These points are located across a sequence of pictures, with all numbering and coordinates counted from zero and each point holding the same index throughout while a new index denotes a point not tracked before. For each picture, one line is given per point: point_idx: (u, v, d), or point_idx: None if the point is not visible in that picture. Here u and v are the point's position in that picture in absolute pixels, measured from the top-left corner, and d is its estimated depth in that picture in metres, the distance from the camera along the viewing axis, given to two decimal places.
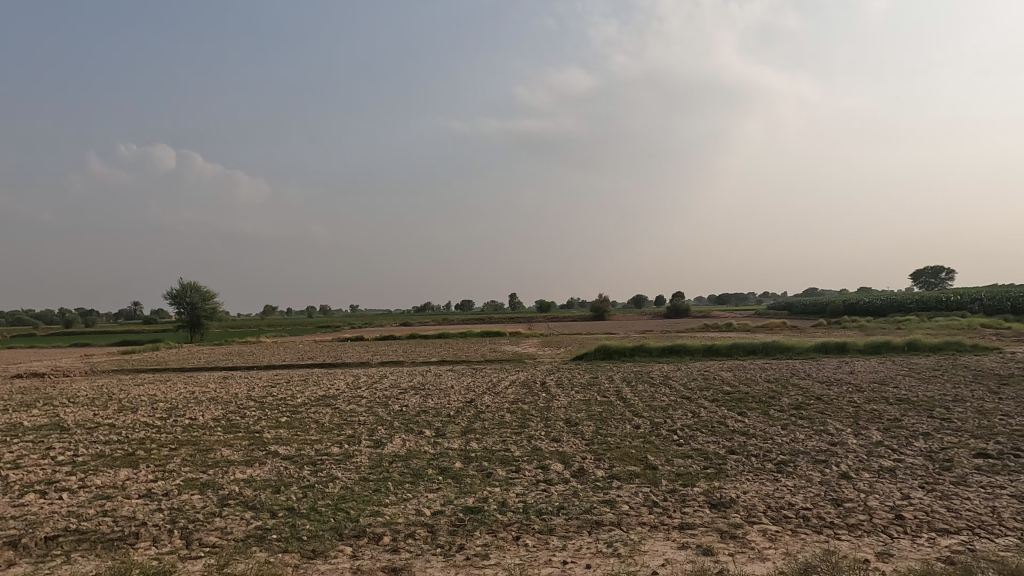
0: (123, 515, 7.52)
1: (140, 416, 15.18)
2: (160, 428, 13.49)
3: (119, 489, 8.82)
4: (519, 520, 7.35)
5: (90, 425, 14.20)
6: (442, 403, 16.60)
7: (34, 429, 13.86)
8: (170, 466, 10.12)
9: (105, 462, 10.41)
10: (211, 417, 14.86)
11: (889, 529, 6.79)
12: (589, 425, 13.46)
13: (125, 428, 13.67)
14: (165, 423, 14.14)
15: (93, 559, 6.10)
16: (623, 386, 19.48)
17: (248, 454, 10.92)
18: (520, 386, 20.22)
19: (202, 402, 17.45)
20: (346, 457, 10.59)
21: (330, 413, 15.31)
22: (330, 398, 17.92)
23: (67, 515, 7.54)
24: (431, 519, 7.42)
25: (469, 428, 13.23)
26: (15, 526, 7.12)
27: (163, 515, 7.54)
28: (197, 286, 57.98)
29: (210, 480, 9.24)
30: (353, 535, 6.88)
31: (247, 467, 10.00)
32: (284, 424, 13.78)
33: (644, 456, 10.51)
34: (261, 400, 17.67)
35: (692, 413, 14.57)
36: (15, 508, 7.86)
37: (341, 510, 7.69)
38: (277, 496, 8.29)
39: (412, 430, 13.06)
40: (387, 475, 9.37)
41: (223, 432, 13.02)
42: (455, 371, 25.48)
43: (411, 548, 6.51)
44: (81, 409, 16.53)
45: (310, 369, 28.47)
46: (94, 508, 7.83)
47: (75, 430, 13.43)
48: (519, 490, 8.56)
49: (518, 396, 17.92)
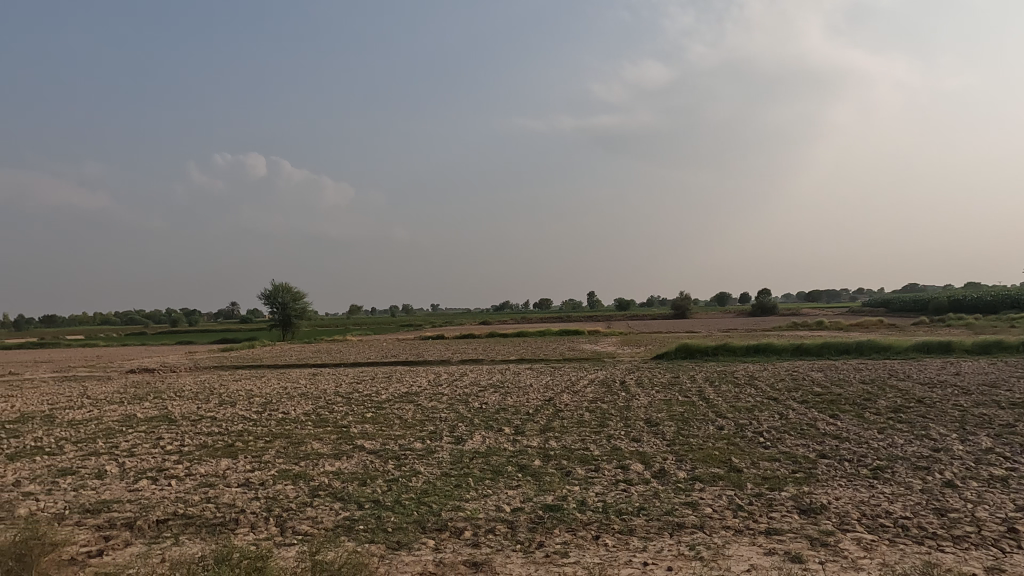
0: (224, 502, 8.04)
1: (239, 409, 16.16)
2: (256, 421, 14.32)
3: (220, 477, 9.43)
4: (599, 520, 7.32)
5: (195, 417, 15.26)
6: (521, 401, 16.73)
7: (146, 420, 15.04)
8: (266, 457, 10.73)
9: (208, 452, 11.17)
10: (302, 411, 15.62)
11: (1000, 543, 6.29)
12: (670, 425, 13.21)
13: (225, 420, 14.59)
14: (260, 417, 14.95)
15: (199, 542, 6.56)
16: (706, 386, 18.99)
17: (337, 448, 11.40)
18: (599, 385, 20.02)
19: (294, 397, 18.35)
20: (428, 452, 10.85)
21: (413, 409, 15.76)
22: (413, 394, 18.43)
23: (176, 500, 8.13)
24: (511, 515, 7.50)
25: (548, 426, 13.26)
26: (131, 508, 7.76)
27: (261, 503, 7.99)
28: (288, 286, 60.89)
29: (303, 471, 9.74)
30: (436, 529, 7.05)
31: (336, 459, 10.46)
32: (369, 419, 14.30)
33: (729, 458, 10.20)
34: (348, 396, 18.39)
35: (779, 414, 14.03)
36: (131, 492, 8.56)
37: (424, 504, 7.90)
38: (364, 488, 8.62)
39: (491, 427, 13.26)
40: (468, 471, 9.55)
41: (313, 425, 13.66)
42: (534, 369, 25.63)
43: (492, 543, 6.61)
44: (186, 402, 17.74)
45: (395, 366, 29.41)
46: (199, 495, 8.41)
47: (181, 422, 14.47)
48: (599, 490, 8.52)
49: (597, 395, 17.82)
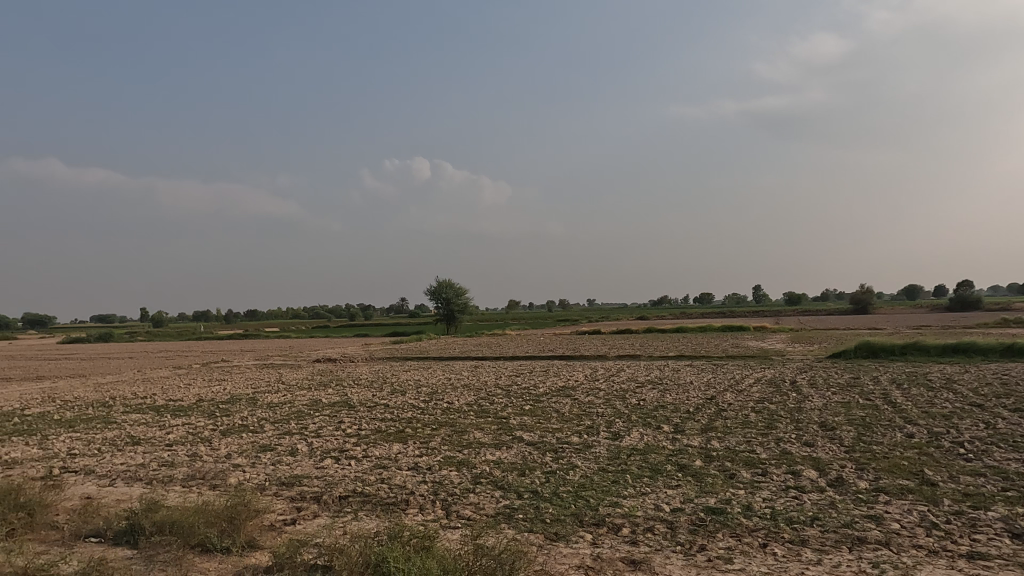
0: (396, 484, 8.65)
1: (408, 398, 17.33)
2: (424, 410, 15.27)
3: (393, 460, 10.17)
4: (767, 527, 6.89)
5: (371, 403, 16.59)
6: (681, 399, 16.23)
7: (330, 404, 16.63)
8: (433, 443, 11.39)
9: (382, 436, 12.09)
10: (465, 402, 16.38)
11: None
12: (848, 430, 12.09)
13: (397, 408, 15.71)
14: (427, 406, 15.91)
15: (375, 519, 7.12)
16: (893, 389, 17.14)
17: (497, 438, 11.81)
18: (766, 384, 18.86)
19: (458, 388, 19.30)
20: (585, 447, 10.88)
21: (570, 403, 15.89)
22: (570, 389, 18.59)
23: (355, 479, 8.90)
24: (671, 515, 7.30)
25: (710, 426, 12.73)
26: (318, 484, 8.62)
27: (428, 487, 8.50)
28: (452, 282, 64.11)
29: (466, 459, 10.20)
30: (593, 523, 7.05)
31: (496, 449, 10.83)
32: (528, 412, 14.65)
33: (920, 470, 9.13)
34: (507, 388, 18.99)
35: (984, 423, 12.29)
36: (318, 469, 9.51)
37: (581, 498, 7.93)
38: (523, 479, 8.85)
39: (649, 424, 13.00)
40: (625, 468, 9.44)
41: (475, 416, 14.29)
42: (694, 366, 24.72)
43: (650, 543, 6.48)
44: (363, 390, 19.37)
45: (552, 360, 29.87)
46: (374, 475, 9.13)
47: (360, 408, 15.81)
48: (767, 495, 8.02)
49: (764, 394, 16.79)
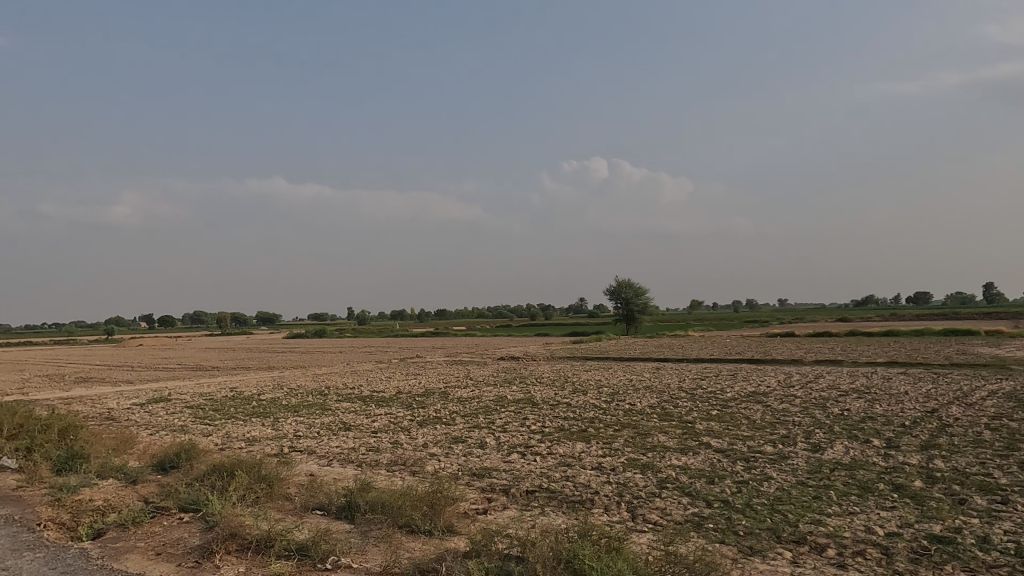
0: (581, 482, 8.72)
1: (590, 398, 17.41)
2: (606, 410, 15.23)
3: (576, 459, 10.27)
4: (1012, 564, 5.90)
5: (554, 402, 16.93)
6: (893, 411, 14.50)
7: (515, 401, 17.23)
8: (616, 445, 11.32)
9: (565, 435, 12.26)
10: (648, 404, 16.08)
11: None
12: None
13: (579, 407, 15.85)
14: (609, 406, 15.86)
15: (561, 515, 7.23)
16: None
17: (682, 443, 11.43)
18: (1004, 398, 16.19)
19: (639, 390, 19.01)
20: (780, 458, 10.14)
21: (761, 410, 14.92)
22: (761, 395, 17.45)
23: (540, 475, 9.13)
24: (886, 540, 6.54)
25: (932, 442, 11.21)
26: (507, 477, 8.96)
27: (613, 488, 8.46)
28: (631, 282, 63.39)
29: (650, 462, 10.00)
30: (793, 540, 6.55)
31: (682, 454, 10.48)
32: (715, 417, 14.00)
33: None
34: (692, 392, 18.32)
35: None
36: (506, 463, 9.89)
37: (778, 512, 7.40)
38: (712, 487, 8.46)
39: (855, 437, 11.78)
40: (828, 483, 8.63)
41: (658, 418, 13.96)
42: (909, 375, 21.97)
43: (862, 568, 5.86)
44: (546, 388, 19.82)
45: (740, 363, 28.28)
46: (559, 472, 9.29)
47: (543, 405, 16.20)
48: (1010, 527, 6.87)
49: (1002, 410, 14.42)
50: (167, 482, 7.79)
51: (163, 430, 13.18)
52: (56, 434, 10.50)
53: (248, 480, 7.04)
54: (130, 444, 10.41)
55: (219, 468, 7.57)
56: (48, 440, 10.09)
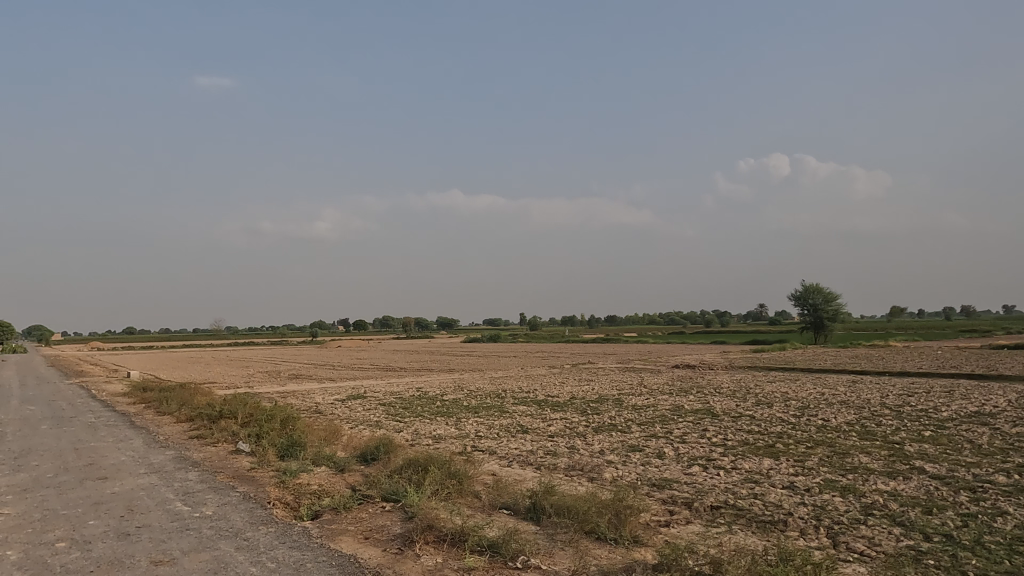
0: (771, 502, 8.14)
1: (776, 411, 16.24)
2: (795, 425, 14.12)
3: (764, 476, 9.62)
4: None
5: (735, 413, 16.03)
6: None
7: (693, 411, 16.58)
8: (809, 463, 10.43)
9: (750, 450, 11.54)
10: (844, 420, 14.64)
11: None
12: None
13: (764, 420, 14.86)
14: (798, 421, 14.69)
15: (751, 534, 6.81)
16: None
17: (890, 466, 10.24)
18: None
19: (833, 404, 17.38)
20: (1017, 490, 8.69)
21: (989, 433, 12.92)
22: (987, 415, 15.12)
23: (725, 491, 8.67)
24: None
25: None
26: (688, 490, 8.62)
27: (809, 510, 7.79)
28: (820, 287, 58.46)
29: (851, 485, 9.08)
30: None
31: (890, 479, 9.38)
32: (929, 439, 12.37)
33: None
34: (897, 409, 16.38)
35: None
36: (686, 475, 9.54)
37: (1019, 554, 6.34)
38: (931, 518, 7.47)
39: None
40: None
41: (858, 437, 12.66)
42: None
43: None
44: (725, 399, 18.84)
45: (958, 379, 24.80)
46: (746, 489, 8.76)
47: (723, 417, 15.42)
48: None
49: None
50: (369, 473, 8.54)
51: (362, 424, 14.48)
52: (278, 424, 11.96)
53: (440, 476, 7.49)
54: (336, 436, 11.57)
55: (414, 463, 8.15)
56: (271, 429, 11.54)
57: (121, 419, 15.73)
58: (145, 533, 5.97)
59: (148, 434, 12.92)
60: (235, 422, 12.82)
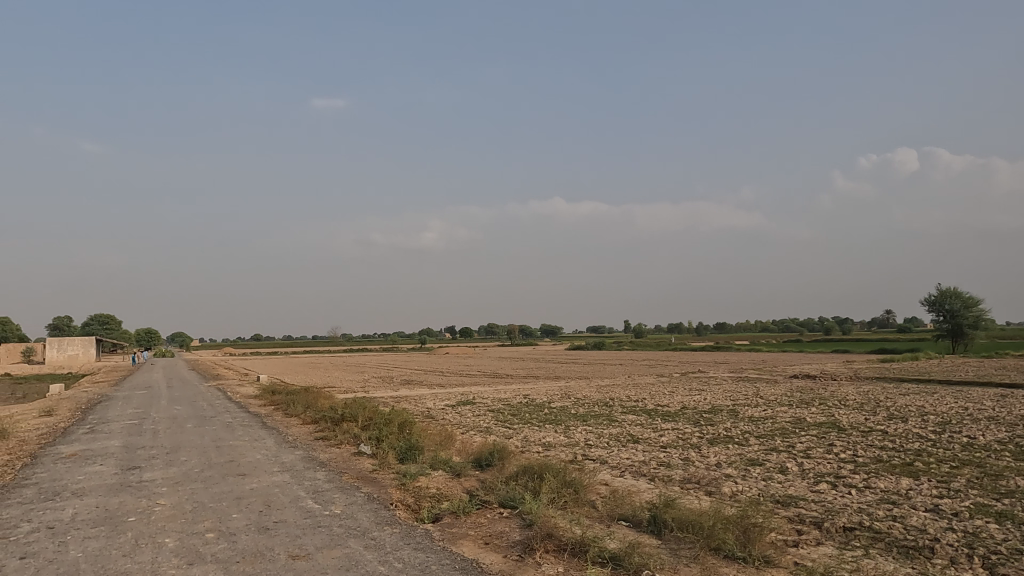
0: (914, 525, 7.47)
1: (913, 426, 14.94)
2: (936, 442, 12.93)
3: (903, 497, 8.86)
4: None
5: (865, 428, 14.91)
6: None
7: (817, 424, 15.60)
8: (955, 485, 9.50)
9: (885, 468, 10.68)
10: (995, 439, 13.23)
11: None
12: None
13: (899, 436, 13.71)
14: (939, 438, 13.43)
15: (892, 561, 6.27)
16: None
17: None
18: None
19: (980, 421, 15.75)
20: None
21: None
22: None
23: (859, 511, 8.06)
24: None
25: None
26: (817, 509, 8.09)
27: (959, 537, 7.07)
28: (959, 291, 53.44)
29: (1008, 511, 8.16)
30: None
31: None
32: None
33: None
34: None
35: None
36: (813, 493, 8.96)
37: None
38: None
39: None
40: None
41: (1012, 458, 11.38)
42: None
43: None
44: (853, 412, 17.58)
45: None
46: (883, 511, 8.09)
47: (852, 432, 14.38)
48: None
49: None
50: (485, 479, 8.67)
51: (473, 430, 14.75)
52: (395, 427, 12.43)
53: (556, 485, 7.49)
54: (451, 441, 11.87)
55: (529, 470, 8.20)
56: (390, 433, 12.00)
57: (254, 420, 16.93)
58: (282, 528, 6.37)
59: (279, 434, 13.84)
60: (356, 425, 13.45)
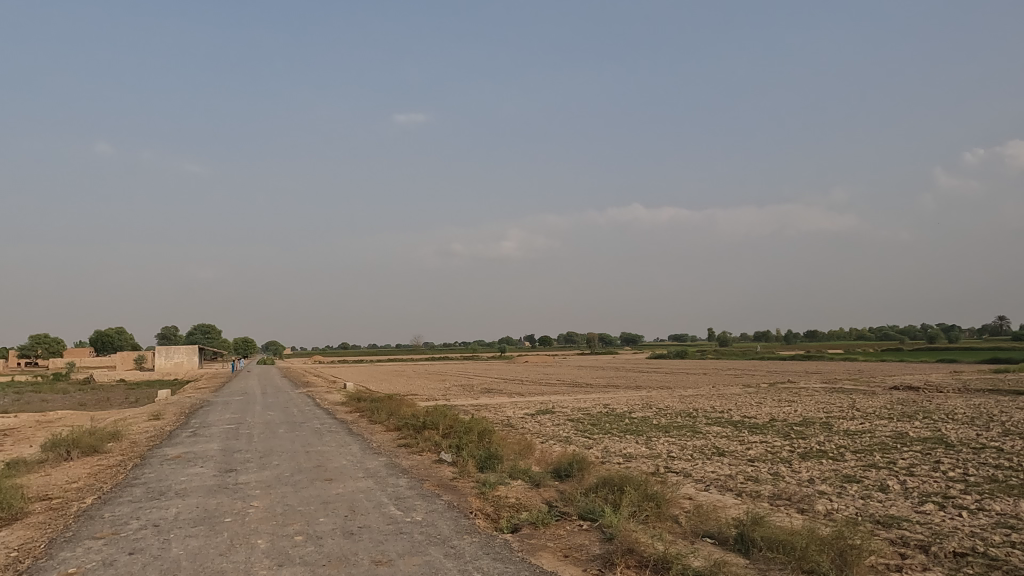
0: None
1: None
2: None
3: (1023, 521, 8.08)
4: None
5: (975, 444, 13.75)
6: None
7: (920, 440, 14.53)
8: None
9: (1000, 488, 9.80)
10: None
11: None
12: None
13: (1016, 454, 12.55)
14: None
15: None
16: None
17: None
18: None
19: None
20: None
21: None
22: None
23: (971, 535, 7.42)
24: None
25: None
26: (922, 532, 7.51)
27: None
28: None
29: None
30: None
31: None
32: None
33: None
34: None
35: None
36: (918, 514, 8.34)
37: None
38: None
39: None
40: None
41: None
42: None
43: None
44: (962, 427, 16.26)
45: None
46: (999, 535, 7.42)
47: (960, 448, 13.29)
48: None
49: None
50: (564, 489, 8.59)
51: (553, 440, 14.68)
52: (475, 435, 12.54)
53: (638, 498, 7.33)
54: (530, 450, 11.86)
55: (609, 482, 8.06)
56: (470, 441, 12.11)
57: (341, 426, 17.53)
58: (366, 533, 6.52)
59: (363, 440, 14.26)
60: (437, 433, 13.67)
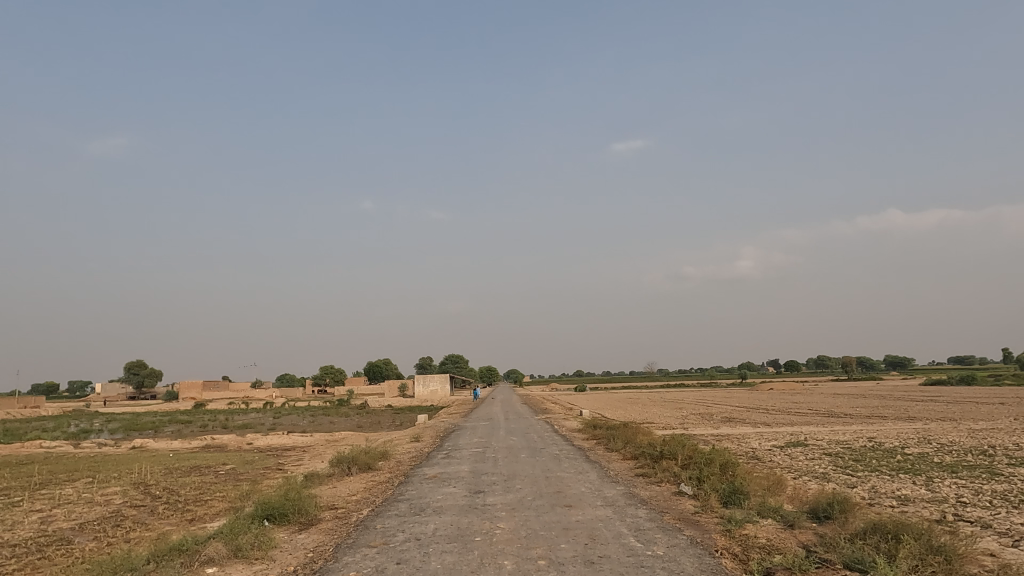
0: None
1: None
2: None
3: None
4: None
5: None
6: None
7: None
8: None
9: None
10: None
11: None
12: None
13: None
14: None
15: None
16: None
17: None
18: None
19: None
20: None
21: None
22: None
23: None
24: None
25: None
26: None
27: None
28: None
29: None
30: None
31: None
32: None
33: None
34: None
35: None
36: None
37: None
38: None
39: None
40: None
41: None
42: None
43: None
44: None
45: None
46: None
47: None
48: None
49: None
50: (825, 534, 7.64)
51: (807, 476, 13.28)
52: (717, 467, 11.85)
53: (919, 550, 6.27)
54: (781, 486, 10.85)
55: (881, 528, 7.00)
56: (712, 473, 11.47)
57: (579, 454, 17.79)
58: (607, 564, 6.48)
59: (602, 468, 14.33)
60: (676, 463, 13.21)
